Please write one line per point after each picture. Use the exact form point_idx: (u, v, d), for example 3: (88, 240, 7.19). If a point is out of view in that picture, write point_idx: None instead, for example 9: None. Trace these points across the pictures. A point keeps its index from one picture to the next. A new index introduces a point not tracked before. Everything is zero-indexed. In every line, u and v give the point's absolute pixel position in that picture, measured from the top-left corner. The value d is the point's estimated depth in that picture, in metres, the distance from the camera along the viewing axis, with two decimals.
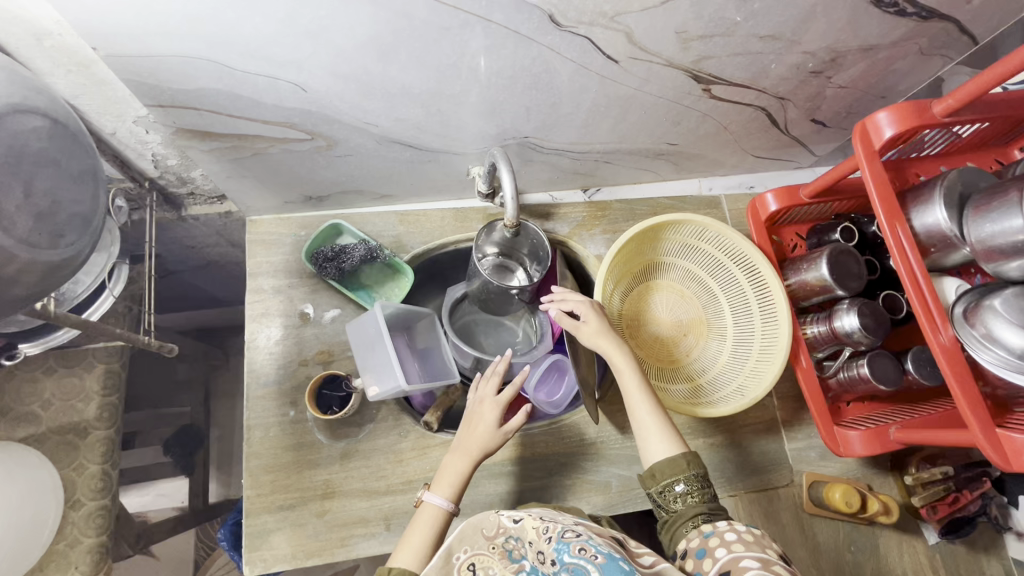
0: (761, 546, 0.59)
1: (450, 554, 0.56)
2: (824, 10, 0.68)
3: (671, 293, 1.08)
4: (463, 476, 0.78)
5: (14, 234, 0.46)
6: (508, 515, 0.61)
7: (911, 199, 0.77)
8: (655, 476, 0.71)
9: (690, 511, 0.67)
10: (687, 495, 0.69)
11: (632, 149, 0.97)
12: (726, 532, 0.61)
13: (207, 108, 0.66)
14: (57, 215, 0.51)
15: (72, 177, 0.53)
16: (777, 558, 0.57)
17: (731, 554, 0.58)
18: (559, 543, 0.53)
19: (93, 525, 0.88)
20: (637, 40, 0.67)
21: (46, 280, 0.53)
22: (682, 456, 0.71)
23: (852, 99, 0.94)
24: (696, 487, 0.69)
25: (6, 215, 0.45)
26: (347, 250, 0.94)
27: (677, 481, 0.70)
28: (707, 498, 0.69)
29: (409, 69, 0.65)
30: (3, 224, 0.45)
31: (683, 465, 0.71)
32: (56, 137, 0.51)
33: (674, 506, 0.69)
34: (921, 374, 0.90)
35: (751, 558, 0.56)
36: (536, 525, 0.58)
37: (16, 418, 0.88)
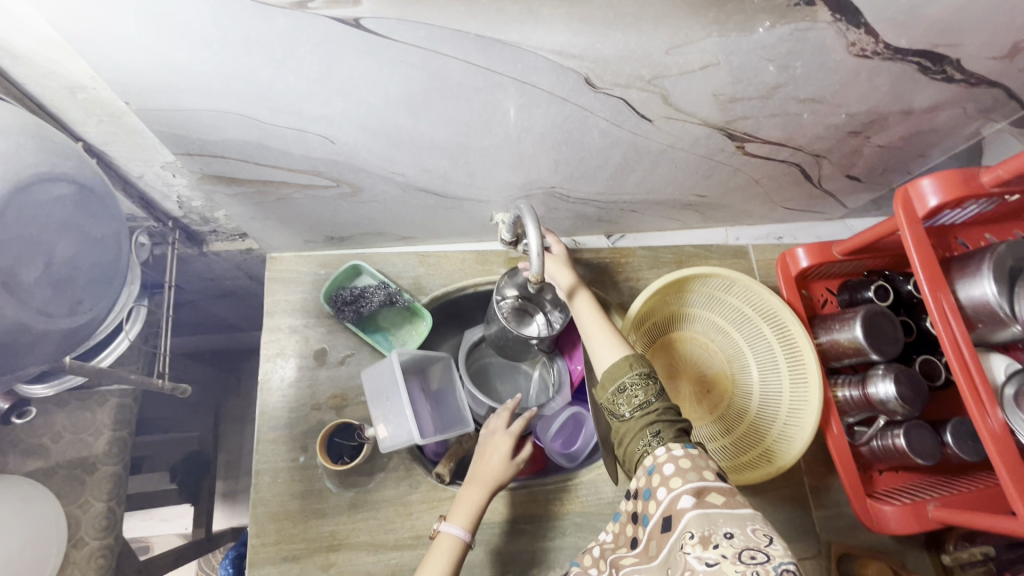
0: (697, 472, 0.58)
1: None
2: (869, 75, 0.66)
3: (694, 344, 1.05)
4: (479, 505, 0.74)
5: (31, 305, 0.47)
6: None
7: (956, 268, 0.74)
8: (604, 386, 0.69)
9: (637, 424, 0.65)
10: (633, 396, 0.67)
11: (659, 200, 0.95)
12: (664, 464, 0.60)
13: (234, 157, 0.66)
14: (76, 281, 0.52)
15: (94, 241, 0.54)
16: (715, 479, 0.58)
17: (670, 493, 0.58)
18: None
19: (94, 566, 0.88)
20: (673, 101, 0.66)
21: (64, 346, 0.54)
22: (626, 356, 0.70)
23: (891, 157, 0.91)
24: (642, 386, 0.67)
25: (25, 287, 0.46)
26: (367, 295, 0.93)
27: (622, 385, 0.68)
28: (651, 397, 0.66)
29: (439, 125, 0.64)
30: (21, 296, 0.46)
31: (626, 367, 0.69)
32: (82, 204, 0.52)
33: (623, 415, 0.67)
34: (962, 448, 0.85)
35: (688, 495, 0.56)
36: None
37: (26, 450, 0.87)
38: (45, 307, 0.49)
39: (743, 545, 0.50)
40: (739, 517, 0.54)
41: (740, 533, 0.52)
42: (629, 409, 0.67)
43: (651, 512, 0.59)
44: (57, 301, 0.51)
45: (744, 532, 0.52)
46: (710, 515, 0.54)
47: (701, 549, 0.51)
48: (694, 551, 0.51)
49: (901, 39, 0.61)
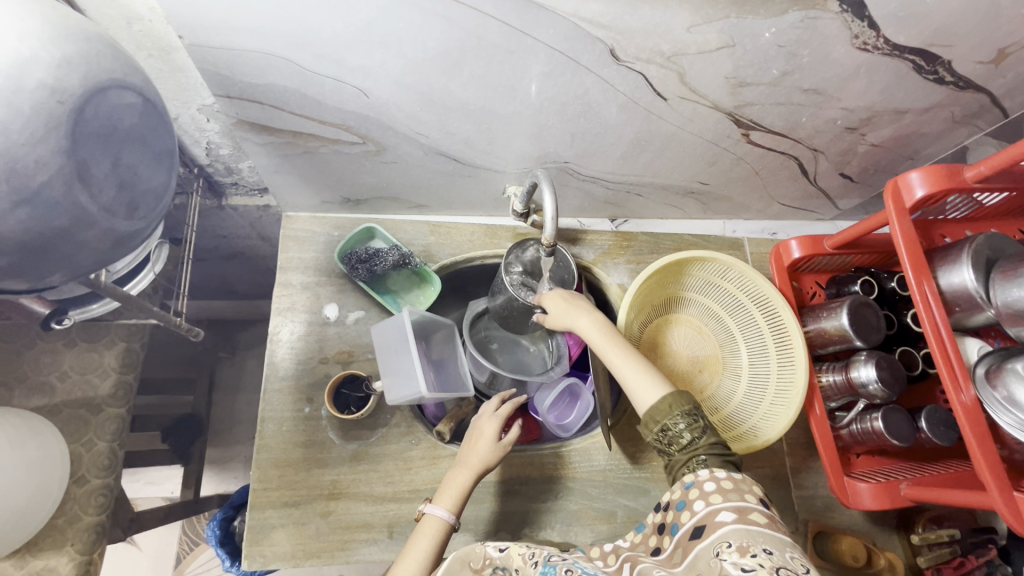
0: (739, 493, 0.60)
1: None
2: (868, 70, 0.72)
3: (689, 328, 1.10)
4: (465, 489, 0.76)
5: (99, 201, 0.50)
6: (493, 547, 0.67)
7: (938, 258, 0.79)
8: (648, 424, 0.71)
9: (684, 460, 0.68)
10: (679, 436, 0.69)
11: (664, 185, 1.00)
12: (704, 482, 0.62)
13: (270, 103, 0.69)
14: (135, 188, 0.54)
15: (155, 155, 0.55)
16: (756, 502, 0.59)
17: (709, 507, 0.60)
18: (546, 567, 0.60)
19: (94, 504, 0.87)
20: (689, 81, 0.71)
21: (116, 249, 0.56)
22: (665, 397, 0.70)
23: (882, 158, 0.97)
24: (687, 424, 0.69)
25: (95, 182, 0.49)
26: (380, 254, 0.95)
27: (665, 425, 0.69)
28: (696, 434, 0.68)
29: (469, 86, 0.68)
30: (91, 189, 0.49)
31: (667, 409, 0.70)
32: (146, 115, 0.53)
33: (671, 454, 0.70)
34: (935, 432, 0.90)
35: (728, 510, 0.58)
36: (521, 553, 0.64)
37: (32, 387, 0.89)
38: (110, 207, 0.52)
39: (781, 562, 0.50)
40: (779, 541, 0.54)
41: (778, 554, 0.52)
42: (676, 447, 0.69)
43: (682, 521, 0.61)
44: (119, 201, 0.52)
45: (783, 554, 0.52)
46: (751, 527, 0.55)
47: (738, 556, 0.52)
48: (730, 557, 0.52)
49: (900, 35, 0.66)
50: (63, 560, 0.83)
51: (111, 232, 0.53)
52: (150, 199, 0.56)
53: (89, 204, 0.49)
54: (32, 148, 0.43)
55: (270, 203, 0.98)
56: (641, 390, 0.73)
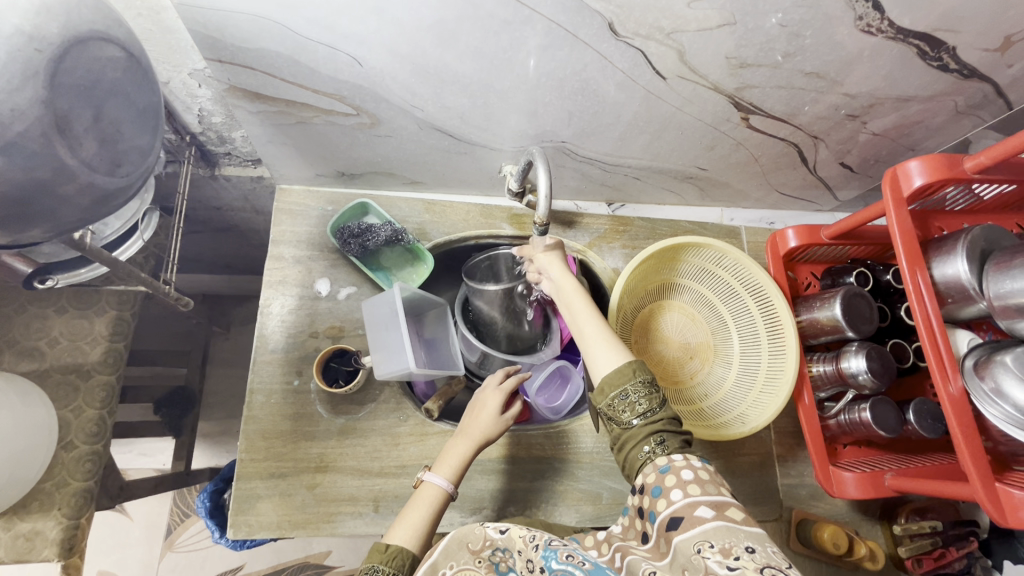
0: (716, 486, 0.59)
1: (435, 569, 0.58)
2: (871, 54, 0.71)
3: (682, 314, 1.09)
4: (464, 459, 0.77)
5: (79, 155, 0.48)
6: (493, 526, 0.63)
7: (933, 249, 0.78)
8: (604, 391, 0.69)
9: (641, 431, 0.67)
10: (636, 405, 0.68)
11: (662, 169, 0.99)
12: (681, 469, 0.61)
13: (262, 69, 0.67)
14: (119, 144, 0.53)
15: (138, 111, 0.54)
16: (730, 497, 0.59)
17: (687, 499, 0.58)
18: (547, 551, 0.56)
19: (82, 469, 0.87)
20: (688, 60, 0.70)
21: (97, 207, 0.54)
22: (629, 363, 0.70)
23: (883, 148, 0.96)
24: (645, 395, 0.68)
25: (75, 134, 0.47)
26: (373, 230, 0.94)
27: (624, 391, 0.68)
28: (655, 404, 0.68)
29: (464, 58, 0.67)
30: (71, 142, 0.47)
31: (629, 374, 0.69)
32: (130, 71, 0.52)
33: (624, 422, 0.68)
34: (922, 425, 0.90)
35: (707, 506, 0.57)
36: (522, 535, 0.61)
37: (21, 351, 0.88)
38: (91, 162, 0.50)
39: (765, 561, 0.50)
40: (760, 537, 0.54)
41: (761, 551, 0.52)
42: (632, 416, 0.68)
43: (659, 509, 0.60)
44: (102, 156, 0.51)
45: (766, 550, 0.52)
46: (733, 524, 0.55)
47: (722, 557, 0.52)
48: (713, 556, 0.52)
49: (905, 18, 0.65)
50: (50, 523, 0.84)
51: (93, 188, 0.51)
52: (133, 156, 0.55)
53: (70, 159, 0.48)
54: (10, 95, 0.41)
55: (264, 175, 0.97)
56: (602, 358, 0.72)
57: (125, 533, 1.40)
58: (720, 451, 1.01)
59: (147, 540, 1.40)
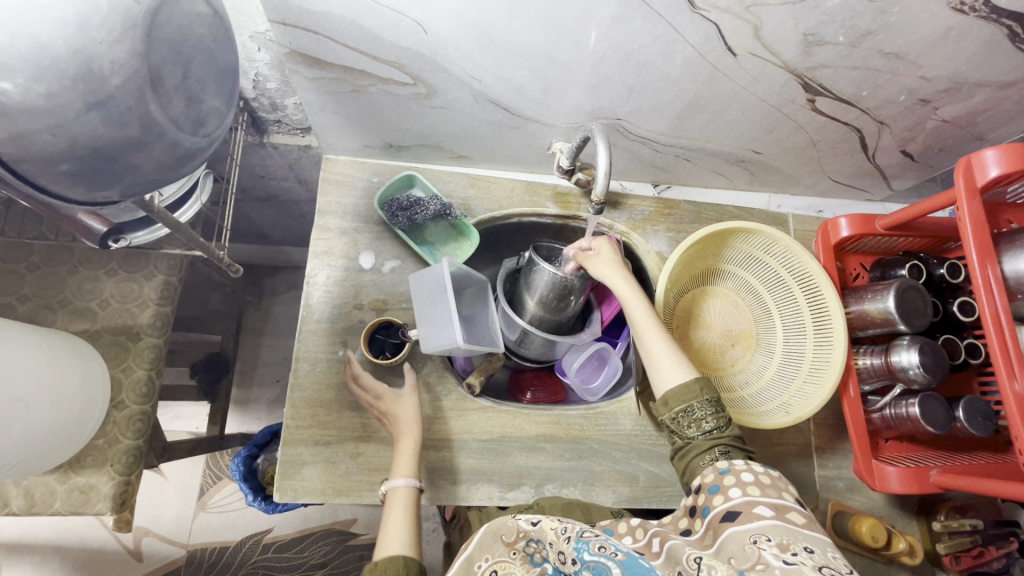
0: (777, 490, 0.60)
1: (472, 563, 0.63)
2: (958, 35, 0.67)
3: (725, 302, 1.07)
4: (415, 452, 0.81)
5: (169, 113, 0.48)
6: (525, 518, 0.66)
7: (1003, 243, 0.76)
8: (668, 403, 0.72)
9: (704, 444, 0.69)
10: (700, 420, 0.71)
11: (715, 151, 0.96)
12: (743, 472, 0.63)
13: (325, 34, 0.66)
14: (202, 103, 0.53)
15: (220, 72, 0.54)
16: (793, 503, 0.60)
17: (746, 497, 0.60)
18: (578, 543, 0.59)
19: (132, 428, 0.89)
20: (763, 36, 0.67)
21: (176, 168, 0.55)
22: (694, 380, 0.73)
23: (949, 136, 0.92)
24: (710, 412, 0.71)
25: (165, 93, 0.47)
26: (421, 203, 0.94)
27: (689, 407, 0.71)
28: (720, 423, 0.70)
29: (532, 27, 0.65)
30: (161, 101, 0.47)
31: (696, 391, 0.72)
32: (215, 30, 0.52)
33: (687, 435, 0.71)
34: (972, 423, 0.88)
35: (767, 505, 0.58)
36: (554, 527, 0.63)
37: (74, 311, 0.90)
38: (179, 121, 0.50)
39: (823, 562, 0.51)
40: (821, 542, 0.55)
41: (819, 553, 0.53)
42: (694, 431, 0.71)
43: (714, 505, 0.62)
44: (187, 115, 0.51)
45: (825, 554, 0.52)
46: (789, 526, 0.56)
47: (778, 550, 0.52)
48: (769, 549, 0.53)
49: None
50: (103, 478, 0.86)
51: (177, 148, 0.52)
52: (213, 118, 0.55)
53: (157, 116, 0.48)
54: (109, 48, 0.42)
55: (311, 144, 0.96)
56: (665, 372, 0.75)
57: (161, 492, 1.44)
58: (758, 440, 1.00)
59: (182, 499, 1.45)
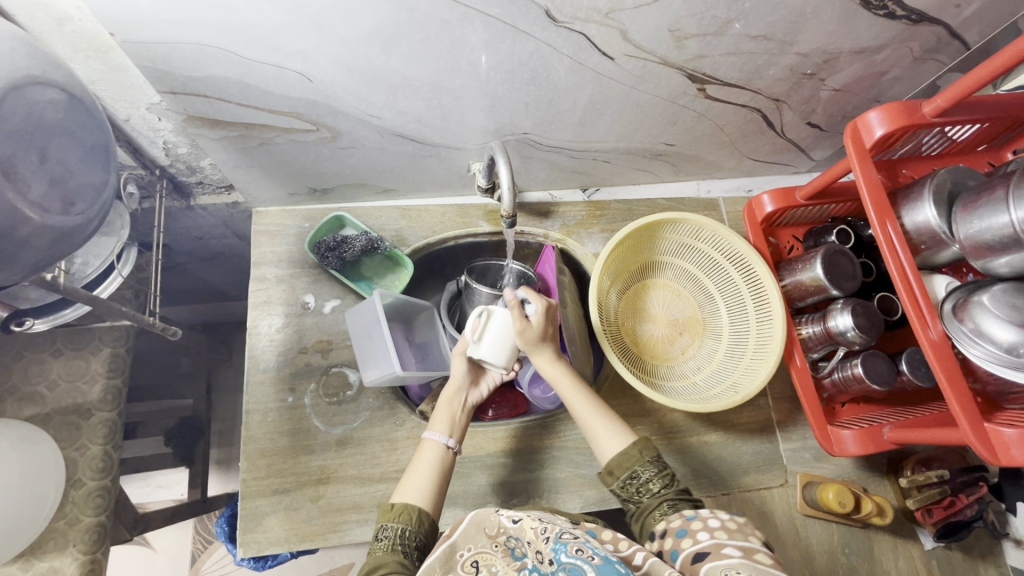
0: (744, 534, 0.60)
1: (454, 550, 0.59)
2: (815, 11, 0.71)
3: (668, 292, 1.09)
4: (454, 414, 0.82)
5: (28, 197, 0.50)
6: (507, 515, 0.63)
7: (902, 198, 0.79)
8: (614, 473, 0.74)
9: (653, 502, 0.71)
10: (648, 484, 0.72)
11: (630, 149, 0.99)
12: (709, 518, 0.64)
13: (215, 96, 0.69)
14: (68, 182, 0.55)
15: (85, 150, 0.57)
16: (760, 545, 0.59)
17: (714, 540, 0.60)
18: (556, 544, 0.55)
19: (93, 505, 0.89)
20: (632, 38, 0.70)
21: (59, 245, 0.57)
22: (632, 445, 0.75)
23: (848, 103, 0.95)
24: (655, 474, 0.73)
25: (22, 178, 0.49)
26: (349, 241, 0.96)
27: (634, 473, 0.73)
28: (667, 482, 0.72)
29: (410, 61, 0.68)
30: (19, 185, 0.49)
31: (636, 455, 0.74)
32: (72, 111, 0.54)
33: (638, 500, 0.73)
34: (916, 374, 0.89)
35: (734, 546, 0.58)
36: (534, 526, 0.60)
37: (22, 397, 0.91)
38: (42, 202, 0.52)
39: None
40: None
41: None
42: (645, 494, 0.72)
43: (682, 547, 0.62)
44: (53, 196, 0.53)
45: None
46: (757, 564, 0.56)
47: None
48: None
49: None
50: (67, 560, 0.86)
51: (49, 228, 0.54)
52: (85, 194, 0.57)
53: (19, 201, 0.49)
54: None
55: (239, 200, 0.99)
56: (603, 442, 0.77)
57: (150, 565, 1.42)
58: (719, 422, 1.01)
59: (172, 569, 1.43)
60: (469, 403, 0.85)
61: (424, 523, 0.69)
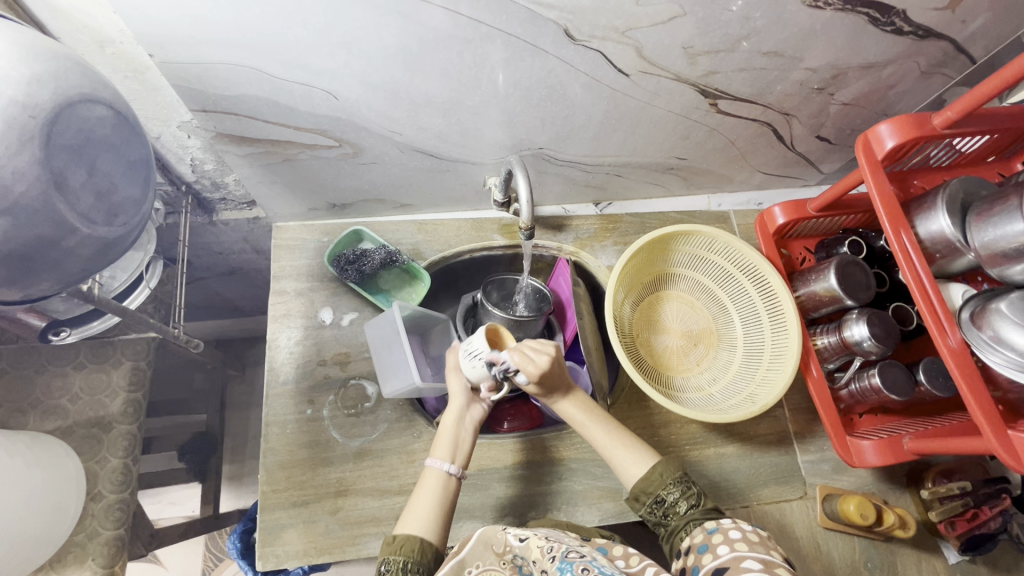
0: (765, 546, 0.61)
1: (461, 567, 0.59)
2: (824, 28, 0.73)
3: (682, 303, 1.10)
4: (457, 437, 0.81)
5: (77, 208, 0.53)
6: (514, 533, 0.63)
7: (915, 208, 0.80)
8: (640, 497, 0.74)
9: (679, 523, 0.71)
10: (673, 505, 0.72)
11: (642, 163, 1.01)
12: (730, 530, 0.64)
13: (244, 113, 0.72)
14: (113, 196, 0.57)
15: (129, 163, 0.59)
16: (782, 560, 0.59)
17: (734, 552, 0.61)
18: (562, 563, 0.55)
19: (112, 518, 0.89)
20: (647, 55, 0.72)
21: (100, 255, 0.59)
22: (656, 467, 0.75)
23: (857, 117, 0.97)
24: (680, 492, 0.73)
25: (72, 190, 0.52)
26: (368, 254, 0.98)
27: (659, 496, 0.73)
28: (692, 502, 0.72)
29: (433, 79, 0.70)
30: (69, 198, 0.51)
31: (662, 477, 0.74)
32: (118, 127, 0.57)
33: (666, 522, 0.72)
34: (934, 385, 0.89)
35: (754, 559, 0.59)
36: (540, 544, 0.59)
37: (45, 410, 0.92)
38: (88, 214, 0.54)
39: None
40: None
41: None
42: (671, 515, 0.72)
43: (703, 563, 0.62)
44: (98, 208, 0.56)
45: None
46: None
47: None
48: None
49: None
50: (86, 574, 0.86)
51: (94, 239, 0.56)
52: (126, 206, 0.59)
53: (67, 213, 0.52)
54: (10, 160, 0.46)
55: (260, 215, 1.02)
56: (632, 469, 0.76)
57: None
58: (735, 433, 1.00)
59: None
60: (473, 423, 0.84)
61: (426, 552, 0.69)
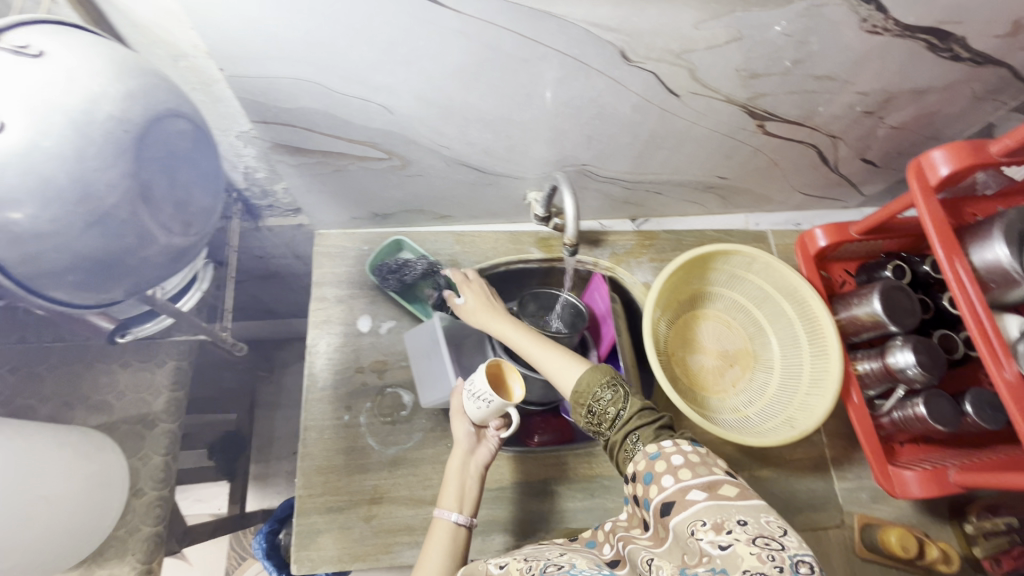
0: (706, 466, 0.58)
1: None
2: (879, 54, 0.73)
3: (717, 323, 1.08)
4: (464, 484, 0.77)
5: None
6: (493, 562, 0.63)
7: (968, 236, 0.79)
8: (578, 407, 0.70)
9: (617, 437, 0.67)
10: (605, 411, 0.68)
11: (682, 181, 1.01)
12: (671, 455, 0.60)
13: (302, 125, 0.74)
14: None
15: None
16: (725, 474, 0.58)
17: (678, 484, 0.58)
18: None
19: (152, 514, 0.93)
20: (699, 76, 0.73)
21: None
22: (585, 373, 0.71)
23: (904, 141, 0.96)
24: (611, 398, 0.68)
25: None
26: (409, 264, 0.99)
27: (591, 408, 0.69)
28: (622, 408, 0.67)
29: (487, 96, 0.72)
30: None
31: (596, 379, 0.70)
32: None
33: (603, 432, 0.69)
34: (982, 416, 0.86)
35: (697, 489, 0.56)
36: (519, 566, 0.59)
37: (92, 406, 0.95)
38: None
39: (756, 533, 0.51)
40: (752, 508, 0.54)
41: (753, 522, 0.52)
42: (608, 426, 0.68)
43: (651, 496, 0.59)
44: None
45: (757, 521, 0.52)
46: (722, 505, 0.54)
47: (713, 533, 0.52)
48: (706, 536, 0.52)
49: (909, 16, 0.67)
50: (126, 569, 0.89)
51: None
52: None
53: None
54: None
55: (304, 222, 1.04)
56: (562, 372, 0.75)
57: None
58: (770, 457, 0.99)
59: None
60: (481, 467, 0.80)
61: None
